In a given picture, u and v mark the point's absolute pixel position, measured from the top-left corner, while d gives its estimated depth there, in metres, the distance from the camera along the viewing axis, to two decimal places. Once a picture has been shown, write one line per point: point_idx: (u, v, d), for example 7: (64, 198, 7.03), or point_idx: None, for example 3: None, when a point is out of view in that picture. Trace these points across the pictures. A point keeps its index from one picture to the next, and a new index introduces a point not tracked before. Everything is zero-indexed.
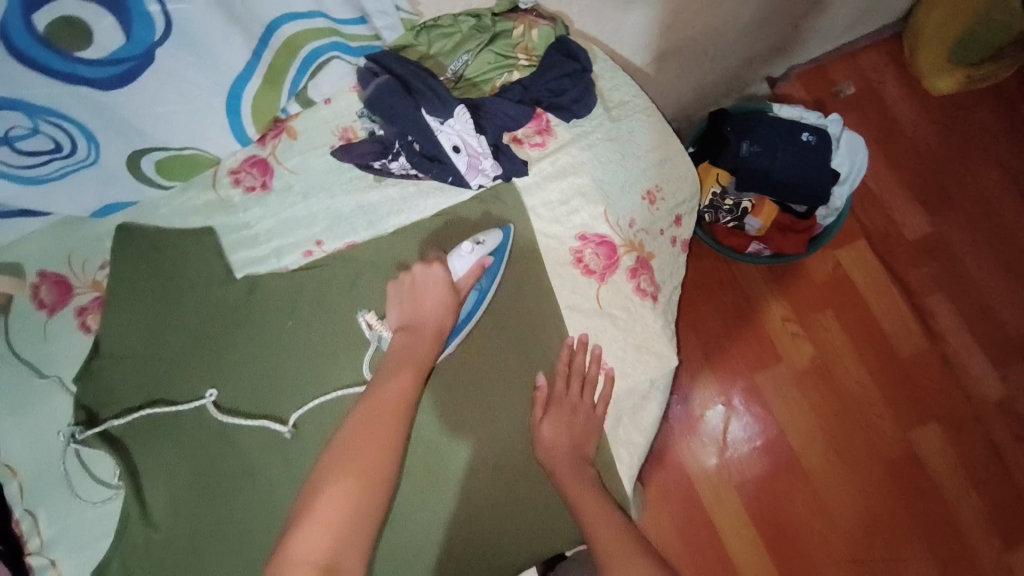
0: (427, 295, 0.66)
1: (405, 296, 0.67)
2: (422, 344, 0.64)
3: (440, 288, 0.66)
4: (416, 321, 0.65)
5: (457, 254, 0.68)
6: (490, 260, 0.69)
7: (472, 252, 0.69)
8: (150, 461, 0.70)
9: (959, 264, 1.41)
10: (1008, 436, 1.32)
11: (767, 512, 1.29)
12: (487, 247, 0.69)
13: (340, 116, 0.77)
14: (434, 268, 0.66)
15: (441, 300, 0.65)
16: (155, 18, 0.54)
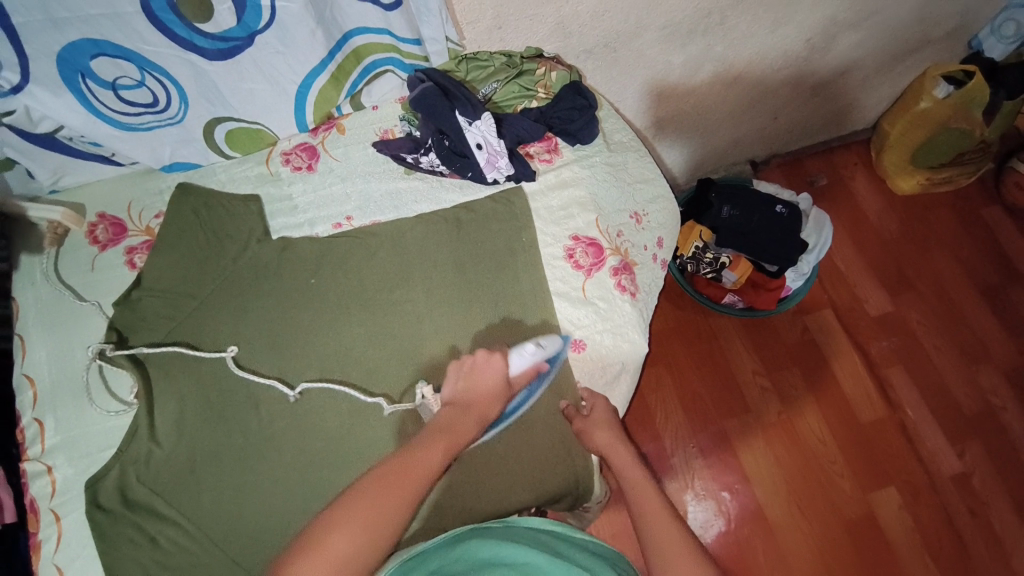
0: (482, 378, 0.71)
1: (459, 377, 0.71)
2: (464, 420, 0.67)
3: (496, 379, 0.71)
4: (462, 400, 0.69)
5: (519, 352, 0.74)
6: (544, 364, 0.76)
7: (532, 354, 0.75)
8: (166, 385, 0.78)
9: (917, 341, 1.50)
10: (964, 512, 1.34)
11: (728, 559, 1.31)
12: (545, 352, 0.76)
13: (384, 119, 0.91)
14: (496, 359, 0.72)
15: (496, 391, 0.70)
16: (264, 11, 0.70)
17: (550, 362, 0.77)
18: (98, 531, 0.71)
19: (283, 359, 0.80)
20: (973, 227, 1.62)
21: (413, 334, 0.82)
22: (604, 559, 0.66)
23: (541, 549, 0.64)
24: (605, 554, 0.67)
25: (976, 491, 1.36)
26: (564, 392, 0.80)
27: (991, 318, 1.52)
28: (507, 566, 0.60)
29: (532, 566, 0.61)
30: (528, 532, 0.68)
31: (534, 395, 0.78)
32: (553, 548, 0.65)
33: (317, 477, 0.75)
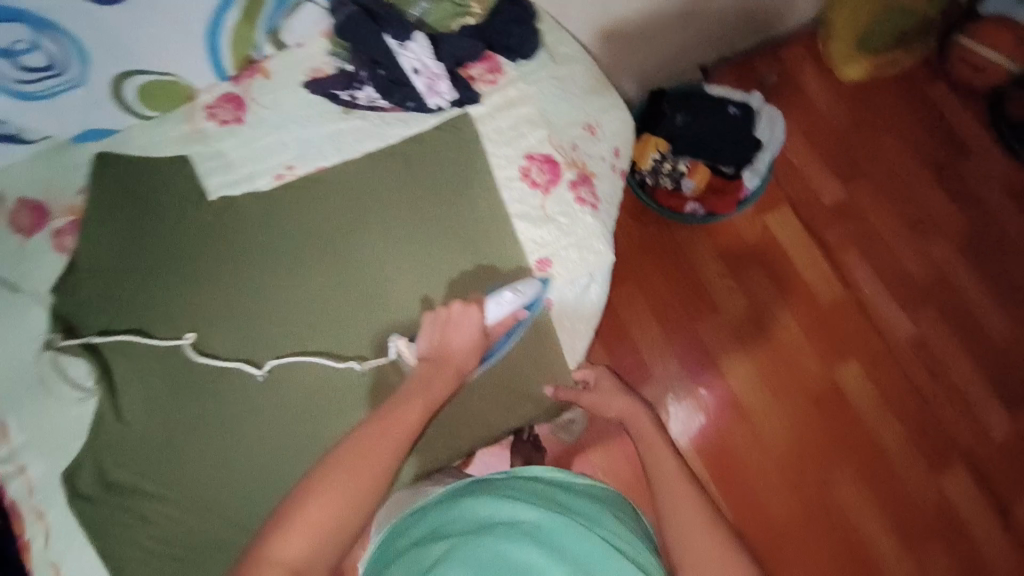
0: (457, 331, 0.67)
1: (435, 329, 0.68)
2: (439, 380, 0.64)
3: (471, 330, 0.67)
4: (438, 354, 0.66)
5: (497, 302, 0.71)
6: (522, 312, 0.74)
7: (509, 302, 0.72)
8: (125, 368, 0.76)
9: (869, 224, 1.56)
10: (923, 373, 1.45)
11: (711, 446, 1.40)
12: (523, 299, 0.73)
13: (312, 57, 0.83)
14: (473, 311, 0.68)
15: (471, 342, 0.67)
16: None
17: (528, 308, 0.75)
18: (85, 519, 0.71)
19: (247, 325, 0.78)
20: (918, 106, 1.65)
21: (378, 279, 0.80)
22: (598, 500, 0.70)
23: (539, 499, 0.67)
24: (598, 495, 0.72)
25: (933, 353, 1.47)
26: (545, 341, 0.83)
27: (939, 192, 1.59)
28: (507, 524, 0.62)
29: (532, 523, 0.62)
30: (526, 484, 0.71)
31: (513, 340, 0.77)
32: (552, 498, 0.68)
33: (304, 431, 0.76)
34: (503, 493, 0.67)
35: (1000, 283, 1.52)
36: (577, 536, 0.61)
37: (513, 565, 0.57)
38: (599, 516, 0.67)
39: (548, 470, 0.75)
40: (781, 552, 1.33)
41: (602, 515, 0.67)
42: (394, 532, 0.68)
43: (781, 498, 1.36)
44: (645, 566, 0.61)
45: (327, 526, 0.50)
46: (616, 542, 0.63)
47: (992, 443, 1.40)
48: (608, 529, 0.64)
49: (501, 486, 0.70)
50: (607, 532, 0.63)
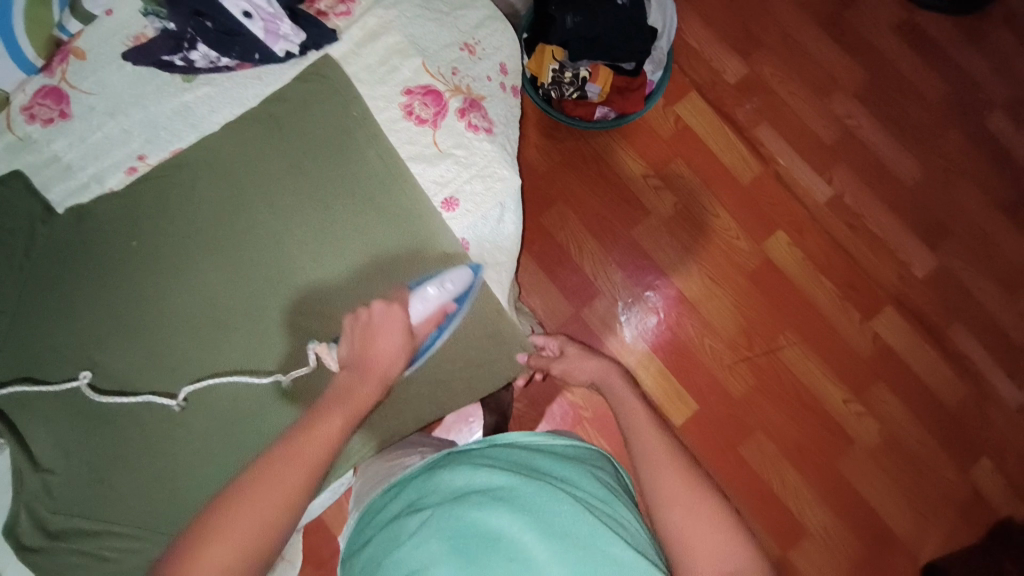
0: (380, 336, 0.63)
1: (357, 332, 0.64)
2: (363, 385, 0.59)
3: (396, 332, 0.64)
4: (361, 361, 0.61)
5: (421, 298, 0.67)
6: (451, 305, 0.70)
7: (435, 297, 0.68)
8: (27, 418, 0.69)
9: (775, 95, 1.58)
10: (842, 228, 1.54)
11: (666, 343, 1.46)
12: (451, 292, 0.69)
13: (128, 23, 0.73)
14: (395, 310, 0.65)
15: (397, 346, 0.63)
16: None
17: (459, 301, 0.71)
18: (42, 570, 0.66)
19: (145, 341, 0.70)
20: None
21: (276, 257, 0.72)
22: (576, 461, 0.71)
23: (515, 464, 0.67)
24: (577, 457, 0.73)
25: (849, 206, 1.55)
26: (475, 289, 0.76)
27: (834, 47, 1.61)
28: (479, 491, 0.60)
29: (507, 488, 0.61)
30: (500, 451, 0.71)
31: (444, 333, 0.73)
32: (528, 462, 0.68)
33: (245, 438, 0.70)
34: (480, 461, 0.66)
35: (900, 126, 1.59)
36: (557, 497, 0.59)
37: (491, 532, 0.56)
38: (577, 478, 0.67)
39: (526, 437, 0.75)
40: (744, 421, 1.44)
41: (579, 478, 0.67)
42: (373, 515, 0.67)
43: (736, 373, 1.46)
44: (624, 527, 0.61)
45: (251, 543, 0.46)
46: (595, 504, 0.62)
47: (910, 277, 1.53)
48: (587, 492, 0.64)
49: (476, 455, 0.70)
50: (582, 492, 0.64)
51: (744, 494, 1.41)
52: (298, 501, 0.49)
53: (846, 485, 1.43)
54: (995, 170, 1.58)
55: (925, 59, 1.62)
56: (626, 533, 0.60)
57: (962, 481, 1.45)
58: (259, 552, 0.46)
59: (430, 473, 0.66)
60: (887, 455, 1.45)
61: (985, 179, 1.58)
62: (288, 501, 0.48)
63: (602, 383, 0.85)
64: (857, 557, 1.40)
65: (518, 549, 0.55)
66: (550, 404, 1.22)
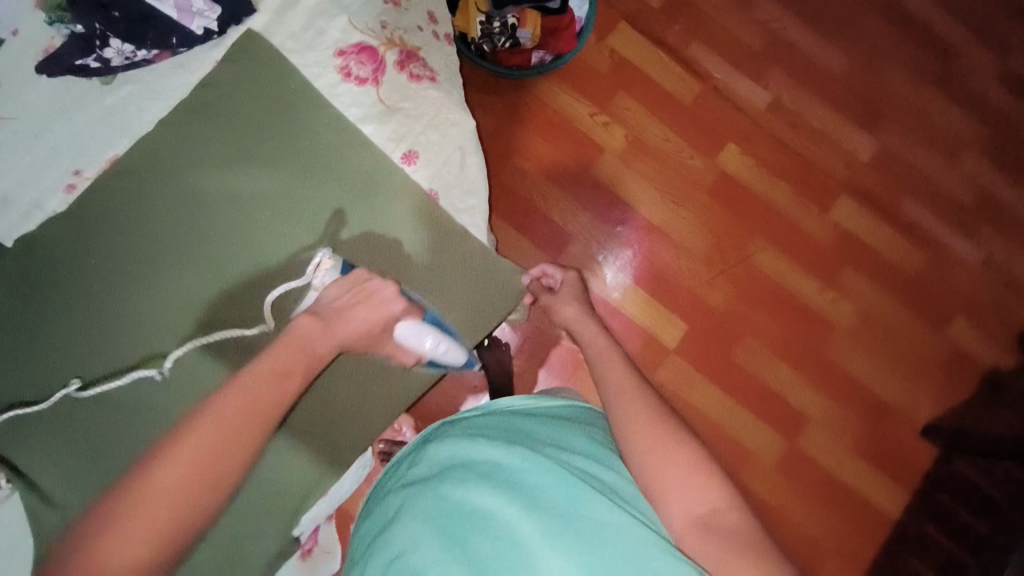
0: (363, 306, 0.66)
1: (348, 289, 0.66)
2: (320, 338, 0.61)
3: (376, 326, 0.67)
4: (326, 313, 0.63)
5: (416, 337, 0.70)
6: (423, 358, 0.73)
7: (427, 344, 0.71)
8: (28, 456, 0.66)
9: (699, 11, 1.60)
10: (786, 127, 1.59)
11: (644, 272, 1.49)
12: (434, 356, 0.72)
13: (36, 37, 0.69)
14: (395, 305, 0.68)
15: (368, 330, 0.66)
16: None
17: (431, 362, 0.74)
18: None
19: (126, 353, 0.67)
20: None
21: (242, 245, 0.70)
22: (567, 422, 0.75)
23: (502, 430, 0.71)
24: (569, 417, 0.77)
25: (790, 107, 1.60)
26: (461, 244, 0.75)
27: None
28: (466, 467, 0.65)
29: (491, 460, 0.65)
30: (492, 419, 0.75)
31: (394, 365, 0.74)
32: (517, 427, 0.72)
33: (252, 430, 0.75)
34: (467, 434, 0.70)
35: (822, 20, 1.63)
36: (540, 466, 0.63)
37: (475, 509, 0.60)
38: (566, 437, 0.71)
39: (516, 401, 0.79)
40: (731, 331, 1.49)
41: (567, 436, 0.71)
42: (374, 499, 0.74)
43: (715, 288, 1.50)
44: (609, 484, 0.65)
45: (223, 453, 0.49)
46: (580, 464, 0.67)
47: (857, 163, 1.59)
48: (574, 451, 0.69)
49: (467, 425, 0.74)
50: (569, 454, 0.68)
51: (744, 398, 1.47)
52: (232, 467, 0.49)
53: (835, 368, 1.51)
54: (917, 45, 1.65)
55: None
56: (606, 490, 0.64)
57: (938, 341, 1.54)
58: (194, 502, 0.47)
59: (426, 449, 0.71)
60: (867, 333, 1.53)
61: (909, 55, 1.64)
62: (230, 461, 0.49)
63: (573, 329, 0.89)
64: (857, 431, 1.49)
65: (497, 520, 0.59)
66: (548, 354, 1.24)
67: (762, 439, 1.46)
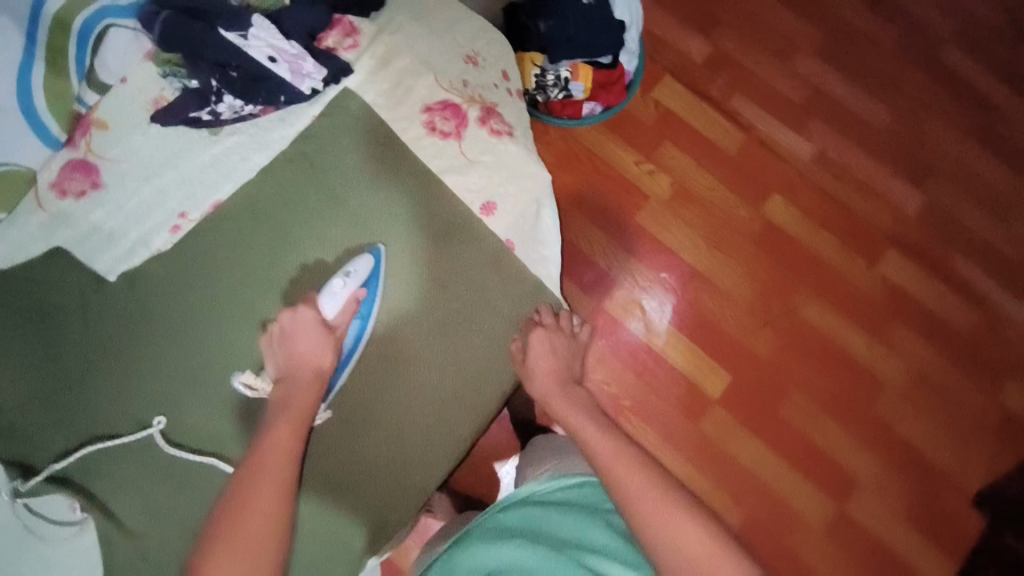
0: (298, 340, 0.66)
1: (279, 347, 0.66)
2: (297, 391, 0.63)
3: (310, 331, 0.66)
4: (286, 372, 0.65)
5: (328, 293, 0.68)
6: (362, 290, 0.70)
7: (344, 288, 0.69)
8: (108, 487, 0.67)
9: (742, 65, 1.65)
10: (830, 179, 1.60)
11: (689, 318, 1.49)
12: (357, 277, 0.70)
13: (146, 88, 0.75)
14: (302, 313, 0.66)
15: (312, 343, 0.65)
16: None
17: (370, 285, 0.71)
18: None
19: (215, 391, 0.71)
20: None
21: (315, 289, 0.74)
22: (591, 513, 0.72)
23: (526, 529, 0.70)
24: (592, 502, 0.74)
25: (834, 159, 1.61)
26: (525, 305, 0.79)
27: (787, 14, 1.70)
28: None
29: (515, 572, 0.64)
30: (518, 513, 0.73)
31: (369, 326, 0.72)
32: (542, 523, 0.71)
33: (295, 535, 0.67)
34: (491, 538, 0.70)
35: (863, 77, 1.67)
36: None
37: None
38: (590, 531, 0.70)
39: (537, 485, 0.78)
40: (778, 381, 1.47)
41: (590, 530, 0.69)
42: None
43: (761, 338, 1.49)
44: None
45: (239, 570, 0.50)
46: (604, 567, 0.65)
47: (901, 216, 1.59)
48: (598, 549, 0.67)
49: (493, 523, 0.73)
50: (593, 554, 0.66)
51: (790, 453, 1.43)
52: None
53: (885, 427, 1.46)
54: (959, 104, 1.66)
55: (868, 13, 1.71)
56: None
57: (990, 403, 1.49)
58: None
59: (456, 552, 0.71)
60: (916, 390, 1.49)
61: (951, 113, 1.66)
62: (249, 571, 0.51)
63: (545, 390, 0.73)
64: (908, 494, 1.43)
65: None
66: None
67: (809, 498, 1.41)
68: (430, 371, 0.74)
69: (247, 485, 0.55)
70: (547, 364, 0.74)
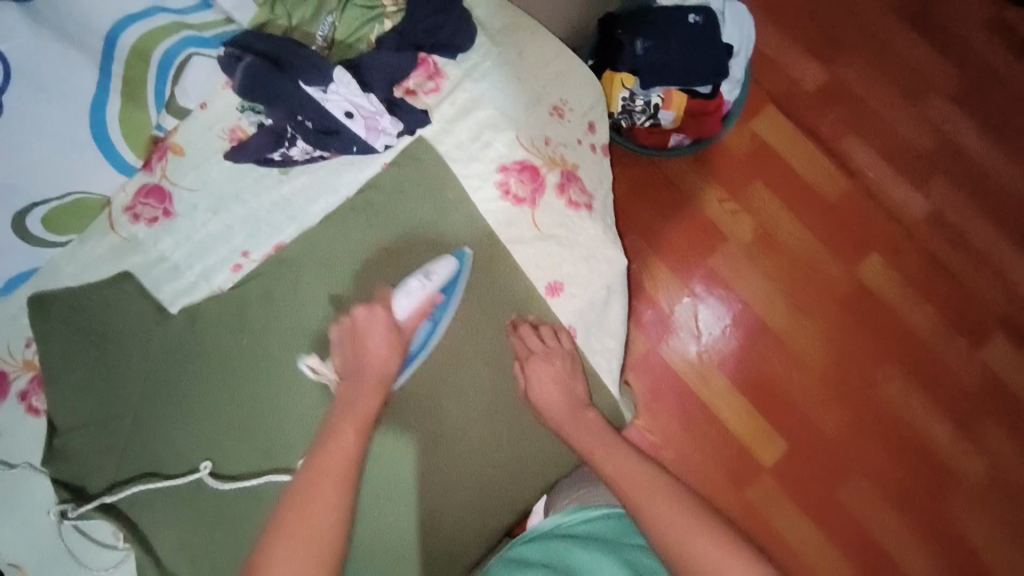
0: (367, 339, 0.62)
1: (348, 346, 0.63)
2: (363, 395, 0.60)
3: (383, 333, 0.62)
4: (353, 370, 0.62)
5: (405, 292, 0.64)
6: (439, 296, 0.67)
7: (421, 288, 0.65)
8: (152, 521, 0.69)
9: (861, 101, 1.46)
10: (943, 244, 1.41)
11: (751, 376, 1.38)
12: (437, 280, 0.66)
13: (223, 117, 0.73)
14: (377, 310, 0.62)
15: (383, 347, 0.62)
16: None
17: (447, 292, 0.68)
18: None
19: (260, 440, 0.71)
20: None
21: (367, 298, 0.71)
22: (609, 548, 0.63)
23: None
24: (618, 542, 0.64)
25: (950, 221, 1.42)
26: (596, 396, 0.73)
27: (924, 47, 1.48)
28: None
29: None
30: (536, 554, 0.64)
31: (440, 326, 0.69)
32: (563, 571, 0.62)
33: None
34: None
35: (1003, 130, 1.45)
36: None
37: None
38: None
39: (559, 517, 0.68)
40: (839, 458, 1.35)
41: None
42: None
43: (828, 410, 1.37)
44: None
45: None
46: None
47: (1018, 297, 1.39)
48: None
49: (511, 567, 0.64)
50: None
51: (840, 541, 1.31)
52: None
53: (955, 532, 1.31)
54: None
55: (1020, 55, 1.48)
56: None
57: None
58: None
59: None
60: (998, 495, 1.32)
61: None
62: None
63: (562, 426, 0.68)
64: None
65: None
66: None
67: None
68: (472, 441, 0.71)
69: (290, 521, 0.50)
70: (550, 394, 0.68)
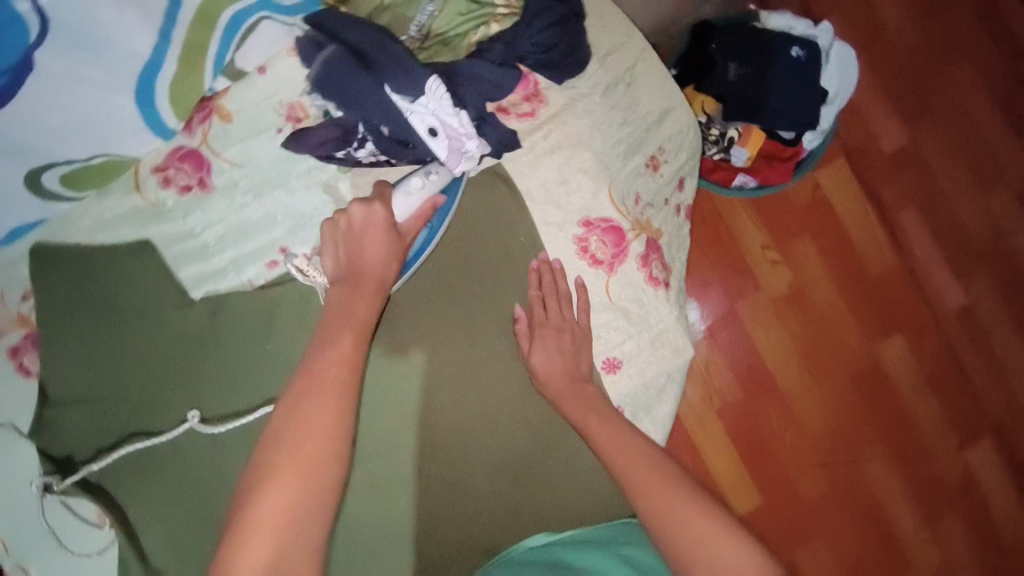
0: (366, 238, 0.55)
1: (341, 244, 0.56)
2: (362, 297, 0.53)
3: (382, 232, 0.55)
4: (349, 272, 0.55)
5: (404, 192, 0.58)
6: (442, 198, 0.60)
7: (422, 189, 0.59)
8: (142, 510, 0.64)
9: (932, 176, 1.33)
10: (966, 343, 1.33)
11: (745, 432, 1.24)
12: (439, 181, 0.59)
13: (284, 89, 0.63)
14: (376, 209, 0.55)
15: (385, 249, 0.55)
16: (28, 18, 0.46)
17: (449, 194, 0.61)
18: None
19: None
20: (994, 22, 1.36)
21: None
22: (602, 546, 0.61)
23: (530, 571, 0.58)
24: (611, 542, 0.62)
25: (980, 320, 1.34)
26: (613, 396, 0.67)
27: (1011, 136, 1.35)
28: None
29: None
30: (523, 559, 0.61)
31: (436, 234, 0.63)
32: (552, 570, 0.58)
33: None
34: None
35: None
36: None
37: None
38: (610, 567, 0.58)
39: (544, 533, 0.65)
40: (808, 528, 1.25)
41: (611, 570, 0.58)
42: None
43: (812, 478, 1.26)
44: None
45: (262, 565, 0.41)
46: None
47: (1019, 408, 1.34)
48: None
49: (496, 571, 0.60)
50: None
51: None
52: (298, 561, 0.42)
53: None
54: None
55: None
56: None
57: None
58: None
59: None
60: None
61: None
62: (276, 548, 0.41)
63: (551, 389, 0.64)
64: None
65: None
66: None
67: None
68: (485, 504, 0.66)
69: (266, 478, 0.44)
70: (552, 366, 0.64)
